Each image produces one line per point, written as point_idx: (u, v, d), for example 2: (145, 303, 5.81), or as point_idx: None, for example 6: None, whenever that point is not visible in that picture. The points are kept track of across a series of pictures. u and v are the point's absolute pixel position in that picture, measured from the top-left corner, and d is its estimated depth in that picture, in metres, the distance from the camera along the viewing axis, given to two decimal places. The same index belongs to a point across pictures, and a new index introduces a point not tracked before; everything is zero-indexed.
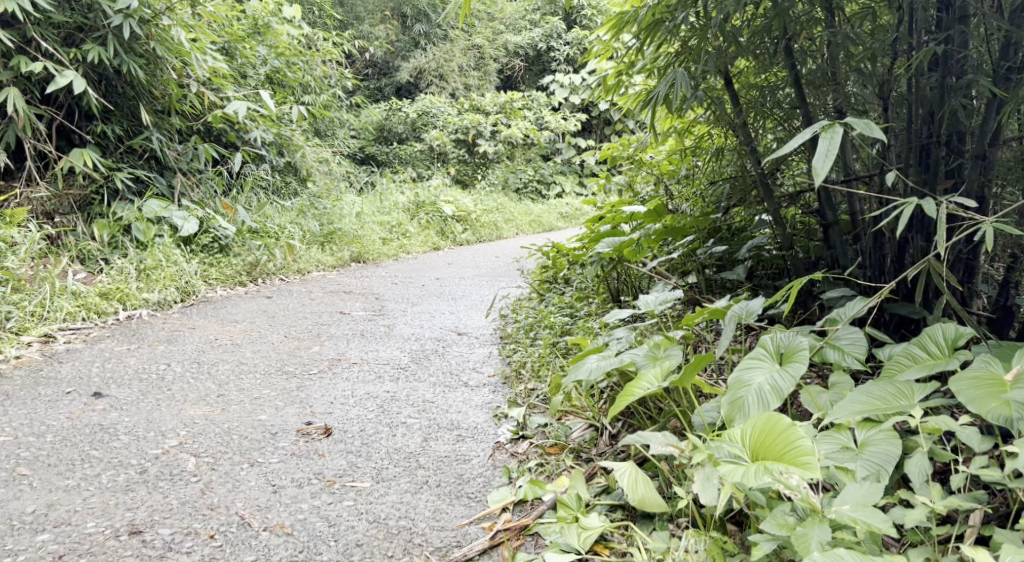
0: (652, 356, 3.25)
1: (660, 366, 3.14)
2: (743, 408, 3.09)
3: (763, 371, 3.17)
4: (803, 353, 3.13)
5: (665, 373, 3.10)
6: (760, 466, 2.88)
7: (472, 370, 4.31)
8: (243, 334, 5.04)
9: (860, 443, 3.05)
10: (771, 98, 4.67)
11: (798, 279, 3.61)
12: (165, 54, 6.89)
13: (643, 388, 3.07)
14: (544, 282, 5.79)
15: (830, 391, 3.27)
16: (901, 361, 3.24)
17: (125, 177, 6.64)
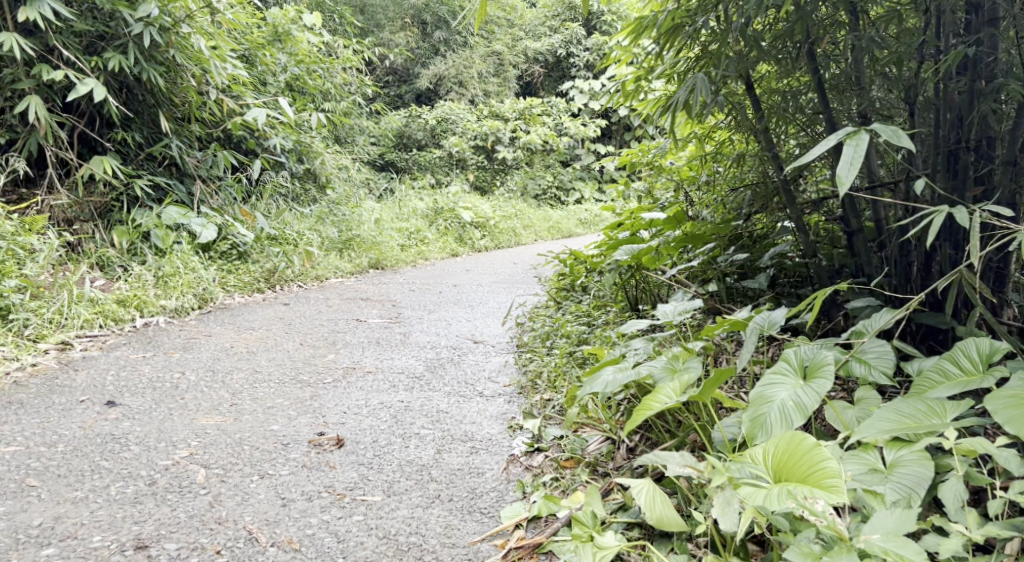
0: (670, 369, 3.16)
1: (677, 380, 3.05)
2: (766, 427, 3.01)
3: (786, 387, 3.09)
4: (827, 369, 3.04)
5: (683, 387, 3.01)
6: (783, 489, 2.82)
7: (488, 379, 4.24)
8: (259, 341, 5.00)
9: (889, 465, 2.96)
10: (794, 103, 4.56)
11: (824, 290, 3.53)
12: (185, 62, 6.88)
13: (661, 403, 2.98)
14: (562, 289, 5.72)
15: (856, 407, 3.17)
16: (929, 376, 3.13)
17: (144, 184, 6.63)
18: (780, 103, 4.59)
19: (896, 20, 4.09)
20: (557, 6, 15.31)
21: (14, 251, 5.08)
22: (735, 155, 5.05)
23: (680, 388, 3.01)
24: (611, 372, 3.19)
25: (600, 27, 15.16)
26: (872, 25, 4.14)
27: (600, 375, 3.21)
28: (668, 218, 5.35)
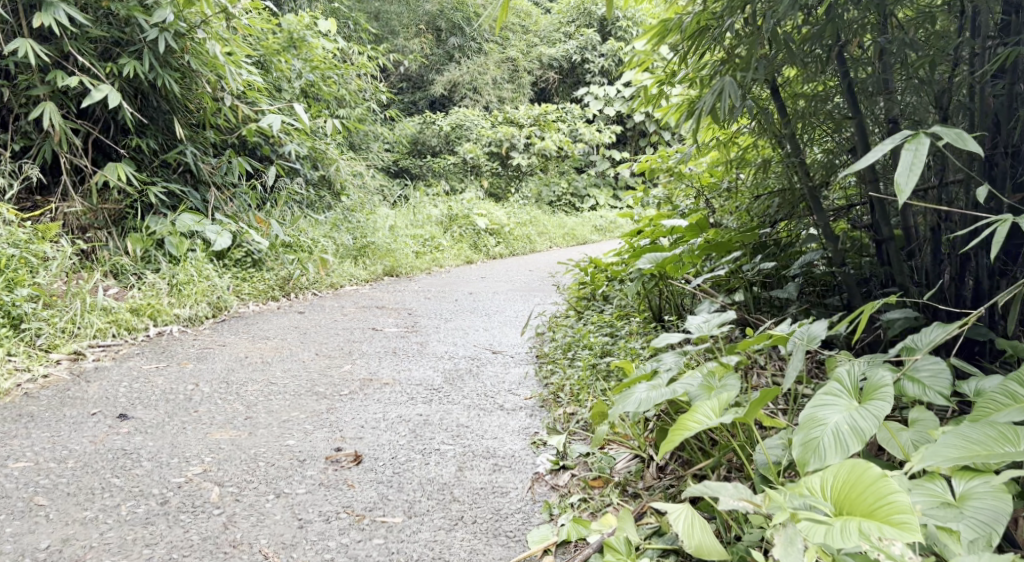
0: (707, 387, 3.07)
1: (717, 398, 2.95)
2: (818, 450, 2.91)
3: (840, 411, 2.98)
4: (887, 395, 2.93)
5: (722, 406, 2.92)
6: (851, 528, 2.70)
7: (508, 391, 4.13)
8: (273, 351, 4.90)
9: (960, 497, 2.85)
10: (821, 109, 4.46)
11: (869, 305, 3.42)
12: (200, 68, 6.80)
13: (699, 422, 2.88)
14: (582, 298, 5.61)
15: (912, 429, 3.07)
16: (993, 400, 3.02)
17: (159, 191, 6.56)
18: (808, 108, 4.47)
19: (926, 22, 4.02)
20: (572, 11, 15.21)
21: (27, 259, 4.99)
22: (759, 160, 4.95)
23: (719, 407, 2.92)
24: (644, 390, 3.10)
25: (615, 32, 15.05)
26: (902, 27, 4.06)
27: (634, 391, 3.12)
28: (691, 225, 5.24)
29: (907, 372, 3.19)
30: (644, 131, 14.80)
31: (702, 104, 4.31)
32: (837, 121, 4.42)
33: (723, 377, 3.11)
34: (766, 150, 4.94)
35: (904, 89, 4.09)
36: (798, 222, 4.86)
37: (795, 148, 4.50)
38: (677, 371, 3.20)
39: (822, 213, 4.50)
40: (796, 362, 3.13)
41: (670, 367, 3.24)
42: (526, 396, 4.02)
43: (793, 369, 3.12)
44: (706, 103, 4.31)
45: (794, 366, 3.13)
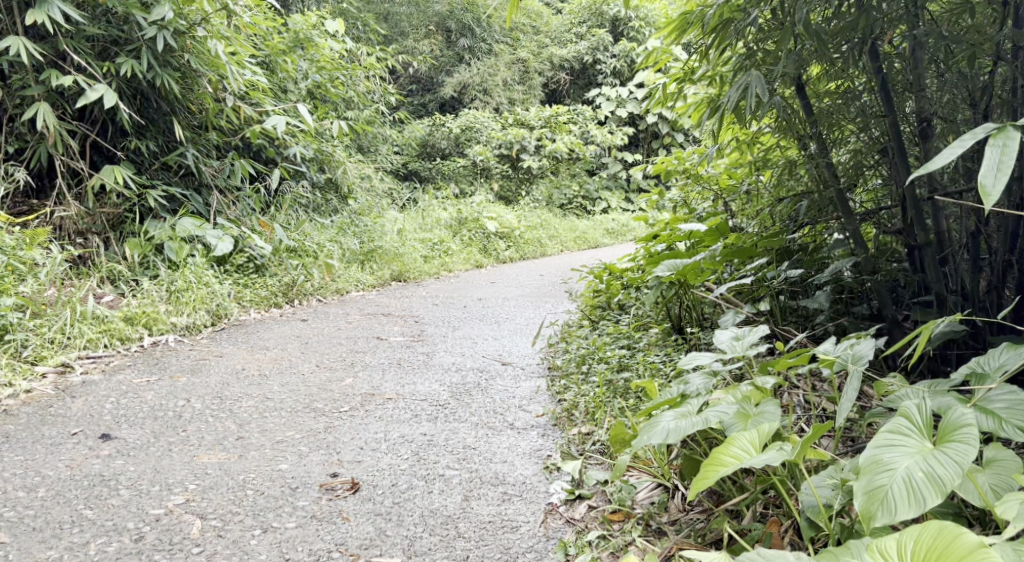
0: (742, 415, 2.83)
1: (755, 430, 2.72)
2: (886, 501, 2.61)
3: (910, 456, 2.67)
4: (969, 447, 2.63)
5: (762, 441, 2.69)
6: None
7: (518, 408, 3.88)
8: (272, 363, 4.67)
9: None
10: (852, 107, 4.21)
11: (931, 324, 3.16)
12: (201, 67, 6.56)
13: (735, 457, 2.66)
14: (596, 307, 5.35)
15: (989, 470, 2.79)
16: None
17: (158, 195, 6.33)
18: (838, 107, 4.23)
19: (962, 14, 3.79)
20: (584, 12, 14.95)
21: (14, 266, 4.77)
22: (784, 160, 4.70)
23: (757, 440, 2.69)
24: (671, 418, 2.86)
25: (627, 33, 14.77)
26: (936, 21, 3.84)
27: (660, 419, 2.88)
28: (710, 229, 4.99)
29: (979, 403, 2.92)
30: (657, 132, 14.52)
31: (726, 99, 4.06)
32: (867, 120, 4.17)
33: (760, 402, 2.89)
34: (791, 150, 4.70)
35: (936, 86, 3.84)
36: (825, 226, 4.62)
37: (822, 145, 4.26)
38: (706, 394, 2.97)
39: (850, 216, 4.27)
40: (853, 384, 2.86)
41: (697, 389, 3.00)
42: (537, 414, 3.78)
43: (850, 390, 2.85)
44: (730, 98, 4.06)
45: (851, 386, 2.86)
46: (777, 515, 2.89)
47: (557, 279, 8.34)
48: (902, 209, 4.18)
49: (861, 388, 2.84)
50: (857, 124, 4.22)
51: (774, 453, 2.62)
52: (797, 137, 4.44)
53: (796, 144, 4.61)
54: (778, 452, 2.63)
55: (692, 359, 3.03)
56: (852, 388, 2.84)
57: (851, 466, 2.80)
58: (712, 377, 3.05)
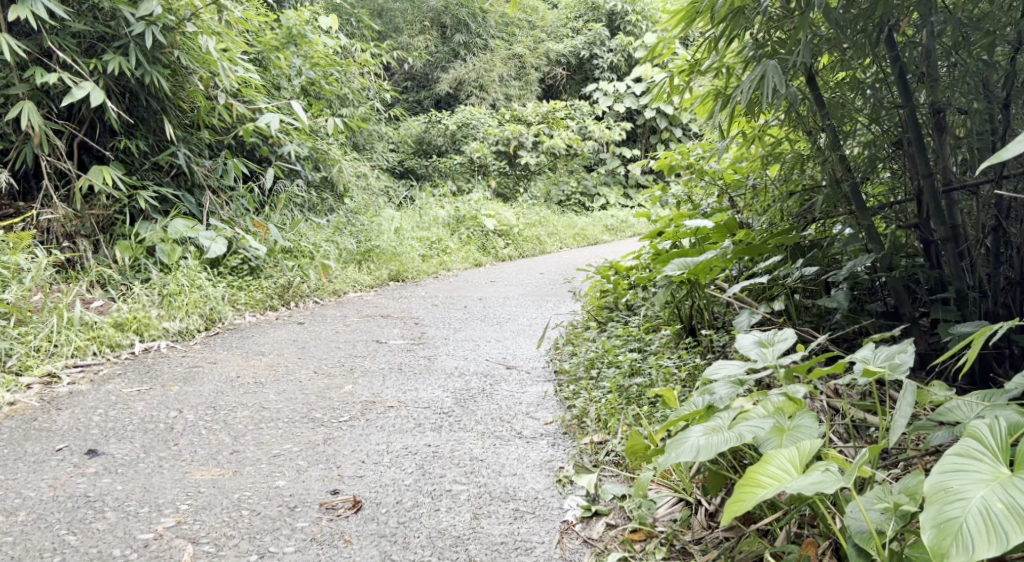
0: (777, 431, 2.73)
1: (797, 450, 2.61)
2: (960, 536, 2.43)
3: (983, 487, 2.50)
4: None
5: (803, 462, 2.60)
6: None
7: (525, 416, 3.72)
8: (267, 369, 4.50)
9: None
10: (868, 98, 4.05)
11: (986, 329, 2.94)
12: (190, 64, 6.37)
13: (774, 482, 2.57)
14: (603, 308, 5.20)
15: None
16: None
17: (149, 196, 6.15)
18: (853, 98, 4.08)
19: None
20: (580, 6, 14.78)
21: None
22: (794, 153, 4.54)
23: (798, 462, 2.60)
24: (702, 435, 2.73)
25: (623, 27, 14.59)
26: (948, 9, 3.68)
27: (688, 433, 2.76)
28: (718, 225, 4.84)
29: None
30: (655, 127, 14.35)
31: (739, 90, 3.91)
32: (884, 112, 4.01)
33: (794, 415, 2.79)
34: (802, 143, 4.55)
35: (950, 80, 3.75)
36: (838, 220, 4.46)
37: (835, 137, 4.12)
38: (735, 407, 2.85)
39: (865, 210, 4.12)
40: (907, 399, 2.72)
41: (723, 399, 2.87)
42: (546, 422, 3.62)
43: (904, 406, 2.71)
44: (744, 89, 3.90)
45: (905, 401, 2.72)
46: (813, 536, 2.74)
47: (558, 277, 8.17)
48: (919, 204, 4.04)
49: (916, 404, 2.71)
50: (872, 116, 4.07)
51: (819, 477, 2.52)
52: (807, 129, 4.28)
53: (807, 136, 4.46)
54: (823, 475, 2.53)
55: (719, 368, 2.90)
56: (907, 404, 2.70)
57: (899, 487, 2.66)
58: (738, 386, 2.93)
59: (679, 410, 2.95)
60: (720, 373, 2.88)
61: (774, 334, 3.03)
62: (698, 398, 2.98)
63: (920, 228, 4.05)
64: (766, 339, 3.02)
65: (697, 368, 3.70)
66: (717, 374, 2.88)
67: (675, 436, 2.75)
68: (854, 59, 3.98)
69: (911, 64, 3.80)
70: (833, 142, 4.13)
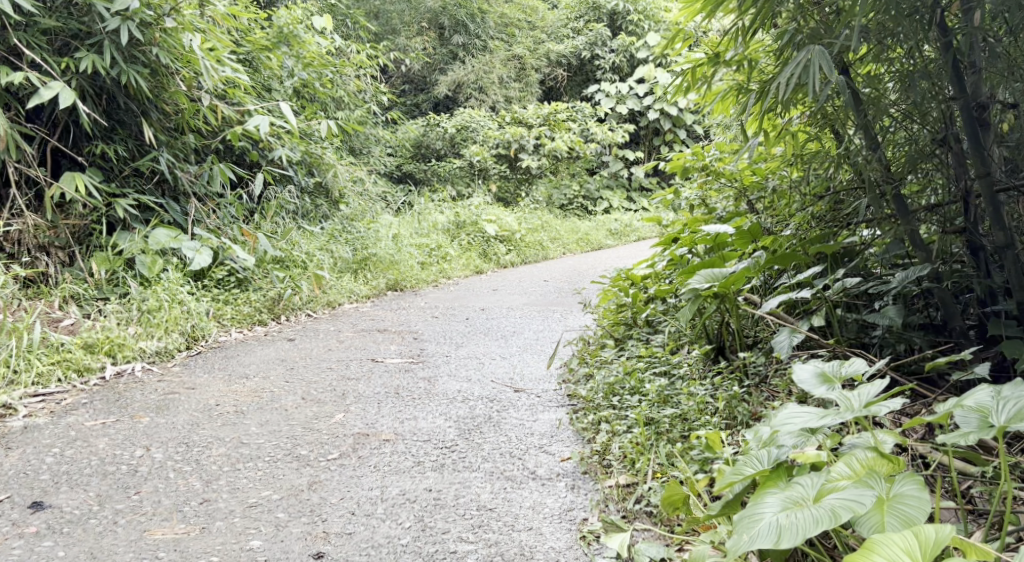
0: (876, 504, 2.47)
1: (913, 537, 2.34)
2: None
3: None
4: None
5: (924, 553, 2.32)
6: None
7: (539, 451, 3.31)
8: (250, 396, 4.04)
9: None
10: (920, 92, 3.62)
11: None
12: (171, 62, 5.88)
13: None
14: (619, 323, 4.78)
15: None
16: None
17: (128, 203, 5.68)
18: (900, 92, 3.66)
19: None
20: (580, 6, 14.31)
21: None
22: (827, 156, 4.14)
23: (917, 553, 2.33)
24: (779, 516, 2.47)
25: (626, 27, 14.13)
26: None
27: (762, 509, 2.52)
28: (740, 232, 4.39)
29: None
30: (658, 129, 13.90)
31: (781, 78, 3.52)
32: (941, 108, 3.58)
33: (894, 481, 2.52)
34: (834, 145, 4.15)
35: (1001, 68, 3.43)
36: (875, 229, 4.05)
37: (872, 138, 3.74)
38: (815, 473, 2.58)
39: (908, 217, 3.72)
40: None
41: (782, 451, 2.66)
42: (563, 459, 3.20)
43: None
44: (786, 76, 3.52)
45: None
46: None
47: (563, 285, 7.73)
48: (965, 206, 3.65)
49: None
50: (922, 112, 3.64)
51: None
52: (840, 126, 3.89)
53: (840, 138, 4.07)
54: None
55: (786, 420, 2.64)
56: None
57: None
58: (805, 436, 2.69)
59: (743, 465, 2.68)
60: (789, 426, 2.62)
61: (841, 365, 2.77)
62: (761, 451, 2.72)
63: (968, 234, 3.68)
64: (831, 371, 2.76)
65: (735, 400, 3.29)
66: (787, 429, 2.61)
67: (747, 514, 2.52)
68: (902, 47, 3.56)
69: (962, 54, 3.45)
70: (870, 142, 3.75)
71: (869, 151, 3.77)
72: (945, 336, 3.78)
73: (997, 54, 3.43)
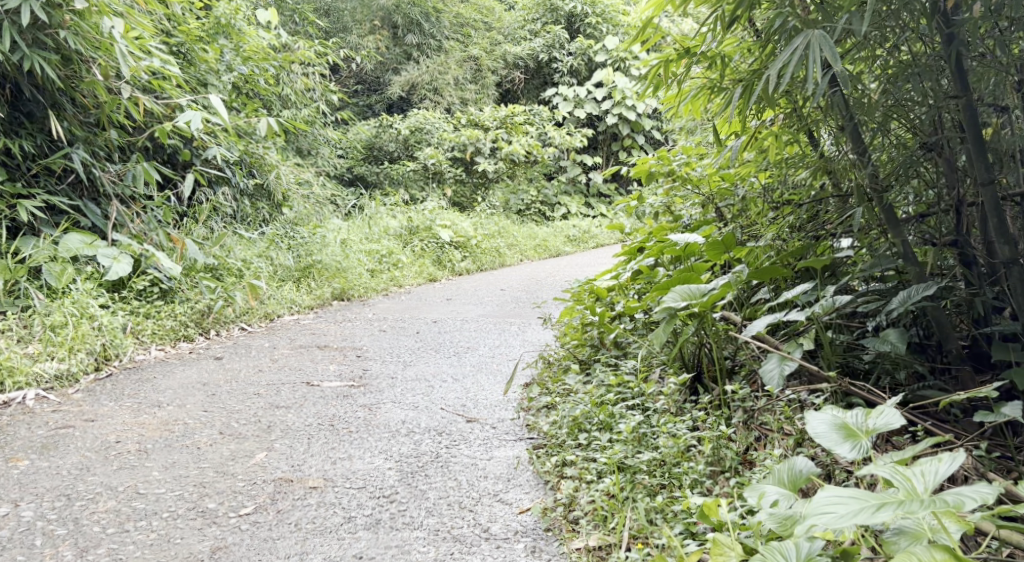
0: None
1: None
2: None
3: None
4: None
5: None
6: None
7: (493, 500, 2.88)
8: (160, 430, 3.50)
9: None
10: (913, 88, 3.20)
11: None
12: (85, 49, 5.30)
13: None
14: (585, 344, 4.29)
15: None
16: None
17: (33, 205, 5.11)
18: (892, 90, 3.25)
19: None
20: (538, 7, 13.78)
21: None
22: (805, 161, 3.71)
23: None
24: None
25: (583, 31, 13.69)
26: None
27: None
28: (712, 242, 3.85)
29: None
30: (617, 133, 13.48)
31: (776, 66, 3.03)
32: (934, 104, 3.17)
33: None
34: (811, 148, 3.73)
35: (997, 61, 3.04)
36: (859, 242, 3.61)
37: (859, 142, 3.30)
38: None
39: (898, 227, 3.29)
40: None
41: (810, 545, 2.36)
42: (521, 511, 2.83)
43: None
44: (781, 64, 3.03)
45: None
46: None
47: (520, 295, 7.22)
48: (957, 217, 3.25)
49: None
50: (919, 110, 3.23)
51: None
52: (825, 127, 3.47)
53: (818, 141, 3.66)
54: None
55: (823, 509, 2.31)
56: None
57: None
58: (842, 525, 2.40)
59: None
60: (832, 517, 2.29)
61: (870, 417, 2.52)
62: (789, 544, 2.39)
63: (959, 246, 3.26)
64: (857, 424, 2.51)
65: (722, 440, 2.96)
66: (831, 522, 2.29)
67: None
68: (891, 36, 3.17)
69: (957, 43, 3.05)
70: (857, 146, 3.31)
71: (856, 155, 3.33)
72: (939, 359, 3.32)
73: (992, 48, 3.05)
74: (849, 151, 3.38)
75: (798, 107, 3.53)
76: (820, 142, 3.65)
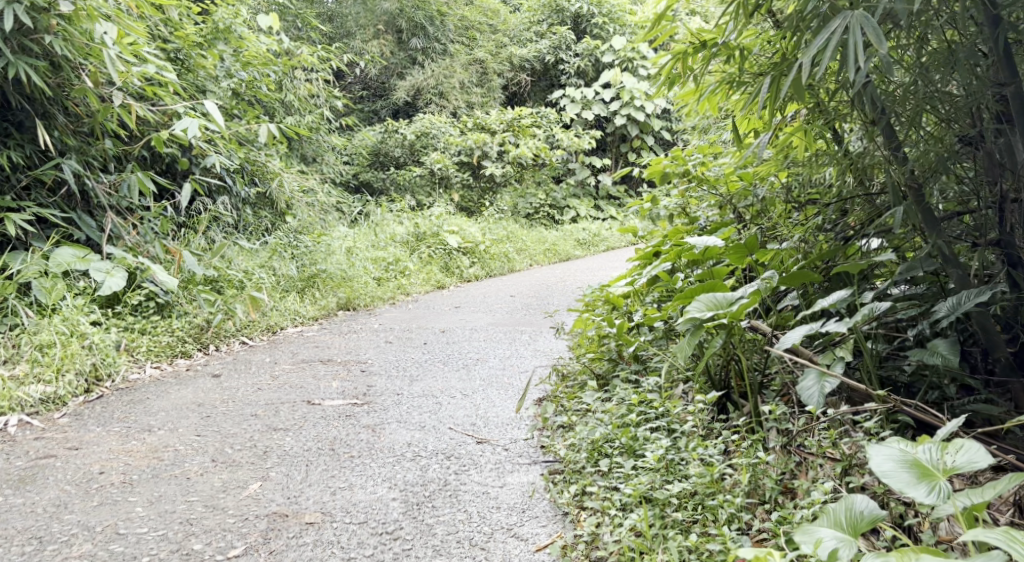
0: None
1: None
2: None
3: None
4: None
5: None
6: None
7: (506, 536, 2.73)
8: (148, 458, 3.27)
9: None
10: (951, 76, 2.94)
11: None
12: (73, 57, 5.05)
13: None
14: (603, 357, 4.01)
15: None
16: None
17: (21, 219, 4.88)
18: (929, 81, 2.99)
19: None
20: (544, 9, 13.52)
21: None
22: (832, 159, 3.45)
23: None
24: None
25: (591, 31, 13.43)
26: None
27: None
28: (734, 246, 3.55)
29: None
30: (626, 134, 13.20)
31: (814, 52, 2.75)
32: (974, 93, 2.91)
33: None
34: (834, 144, 3.48)
35: None
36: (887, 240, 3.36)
37: (892, 137, 3.06)
38: None
39: (937, 227, 3.02)
40: None
41: None
42: (537, 548, 2.69)
43: None
44: (819, 50, 2.75)
45: None
46: None
47: (531, 302, 6.96)
48: (1000, 215, 2.98)
49: None
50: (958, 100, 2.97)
51: None
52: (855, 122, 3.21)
53: (843, 138, 3.41)
54: None
55: None
56: None
57: None
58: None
59: None
60: None
61: (953, 457, 2.42)
62: None
63: (1004, 247, 2.99)
64: (933, 465, 2.42)
65: (760, 468, 2.79)
66: None
67: None
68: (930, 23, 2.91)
69: (999, 25, 2.79)
70: (890, 141, 3.06)
71: (889, 151, 3.09)
72: (986, 369, 3.07)
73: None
74: (881, 147, 3.14)
75: (824, 100, 3.27)
76: (843, 138, 3.40)
